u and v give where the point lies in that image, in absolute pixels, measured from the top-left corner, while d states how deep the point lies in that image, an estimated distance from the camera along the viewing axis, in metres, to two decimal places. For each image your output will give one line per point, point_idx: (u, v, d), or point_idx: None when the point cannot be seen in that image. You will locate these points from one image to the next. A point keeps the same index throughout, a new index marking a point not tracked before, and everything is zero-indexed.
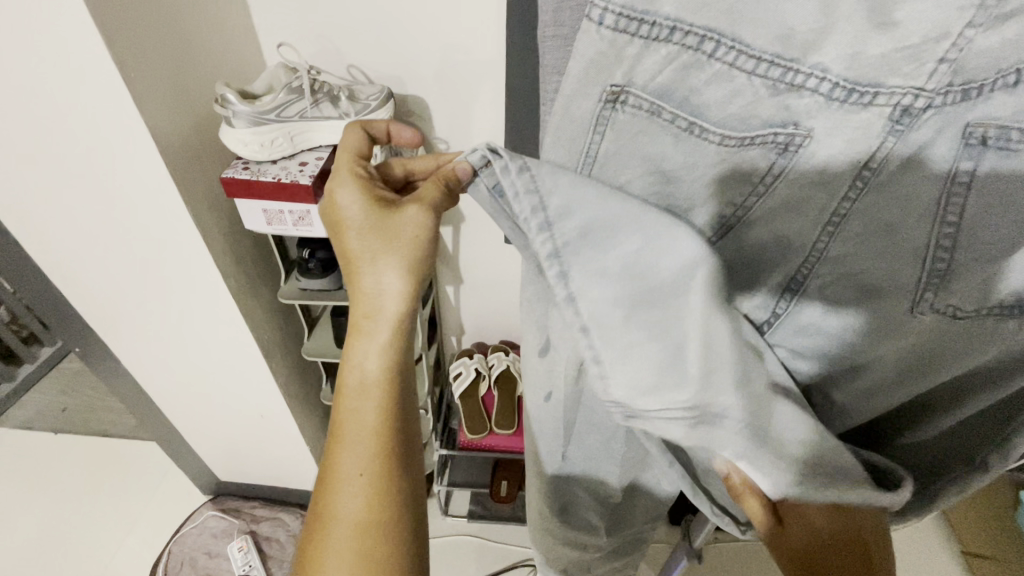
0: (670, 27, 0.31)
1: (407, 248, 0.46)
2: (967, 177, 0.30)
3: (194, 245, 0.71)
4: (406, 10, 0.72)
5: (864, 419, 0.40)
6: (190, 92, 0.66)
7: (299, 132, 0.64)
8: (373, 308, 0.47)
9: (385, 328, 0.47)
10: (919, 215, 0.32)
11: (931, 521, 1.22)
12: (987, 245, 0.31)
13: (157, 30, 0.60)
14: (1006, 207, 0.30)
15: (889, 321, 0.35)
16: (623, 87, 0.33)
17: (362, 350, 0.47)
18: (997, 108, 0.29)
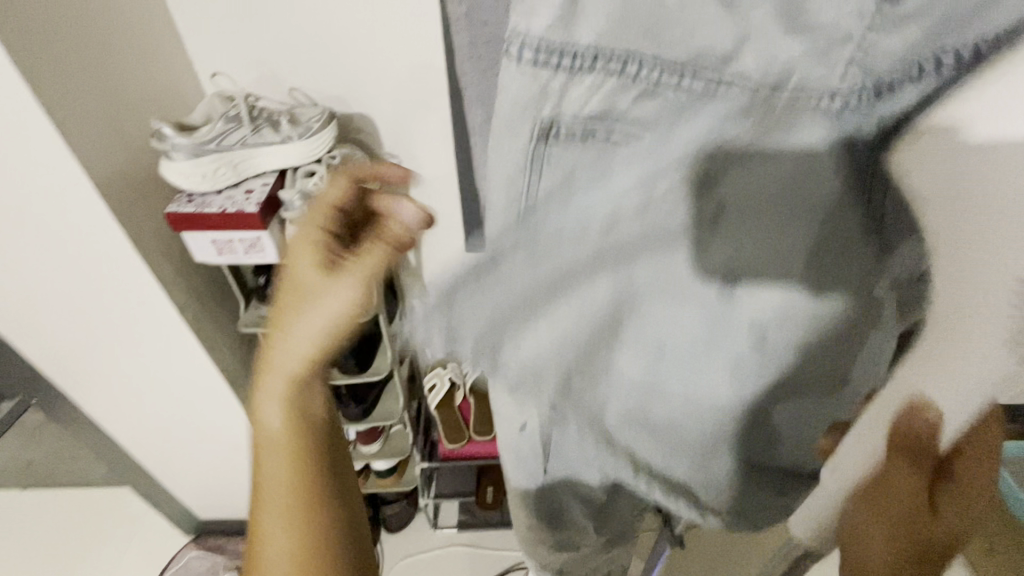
0: (592, 55, 0.25)
1: (332, 314, 0.44)
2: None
3: (145, 282, 0.70)
4: (342, 33, 0.73)
5: None
6: (125, 128, 0.65)
7: (241, 160, 0.63)
8: (282, 366, 0.46)
9: (298, 387, 0.47)
10: None
11: None
12: None
13: (84, 68, 0.59)
14: None
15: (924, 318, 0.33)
16: (554, 120, 0.27)
17: (270, 406, 0.47)
18: None
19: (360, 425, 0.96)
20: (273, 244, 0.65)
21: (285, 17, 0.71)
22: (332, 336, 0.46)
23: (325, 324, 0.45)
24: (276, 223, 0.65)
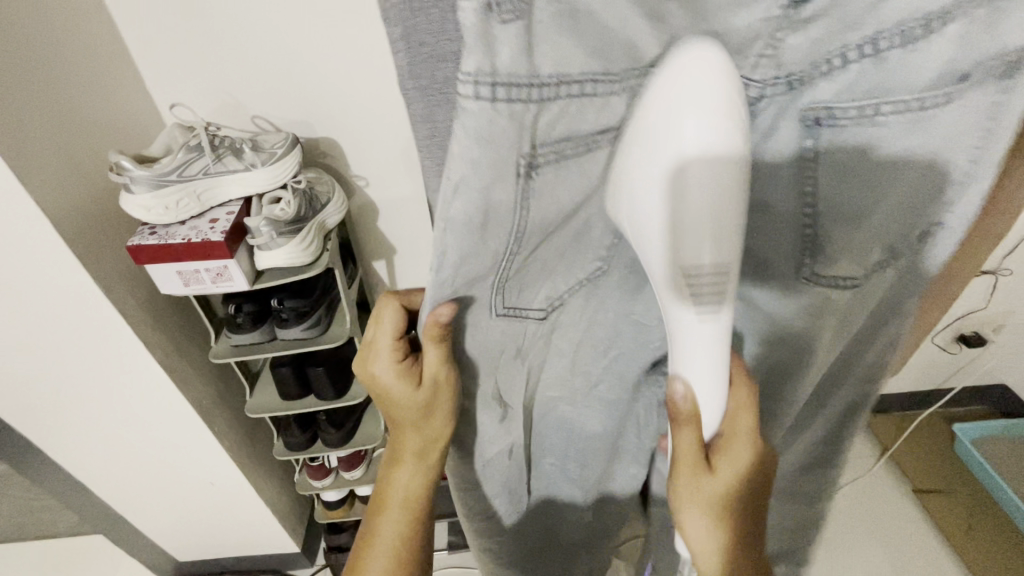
0: (554, 83, 0.30)
1: (428, 432, 0.50)
2: (813, 150, 0.39)
3: (109, 319, 0.68)
4: (301, 59, 0.73)
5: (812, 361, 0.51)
6: (83, 164, 0.64)
7: (205, 189, 0.63)
8: (399, 485, 0.54)
9: (411, 495, 0.54)
10: (783, 194, 0.41)
11: (885, 467, 1.29)
12: (838, 208, 0.40)
13: (39, 105, 0.58)
14: (841, 173, 0.39)
15: (774, 263, 0.45)
16: (530, 154, 0.32)
17: (387, 523, 0.54)
18: (820, 95, 0.37)
19: (342, 450, 0.95)
20: (241, 271, 0.64)
21: (241, 44, 0.72)
22: (432, 449, 0.52)
23: (427, 440, 0.51)
24: (244, 251, 0.65)
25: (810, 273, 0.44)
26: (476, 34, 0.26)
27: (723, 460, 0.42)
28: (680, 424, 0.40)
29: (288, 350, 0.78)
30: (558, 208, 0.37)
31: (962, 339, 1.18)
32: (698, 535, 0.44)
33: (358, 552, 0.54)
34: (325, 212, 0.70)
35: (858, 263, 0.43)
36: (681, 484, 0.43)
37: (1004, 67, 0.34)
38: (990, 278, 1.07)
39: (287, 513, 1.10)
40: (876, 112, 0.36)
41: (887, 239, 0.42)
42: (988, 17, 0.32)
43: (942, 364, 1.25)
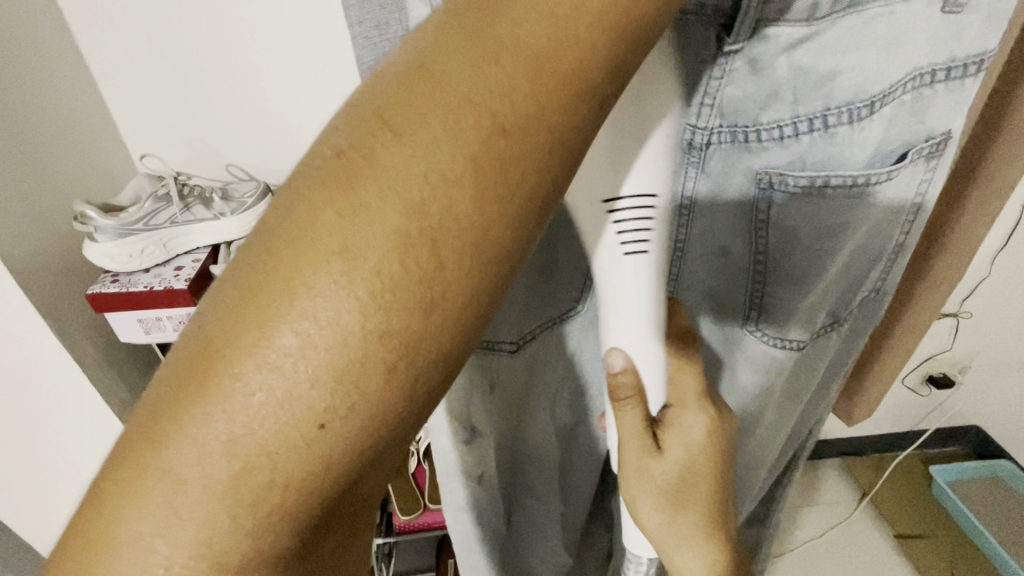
0: None
1: (463, 169, 0.16)
2: (766, 211, 0.39)
3: (64, 373, 0.66)
4: (281, 110, 0.75)
5: (774, 415, 0.53)
6: (47, 212, 0.64)
7: (171, 238, 0.63)
8: (259, 388, 0.15)
9: (297, 445, 0.15)
10: (740, 245, 0.41)
11: (864, 510, 1.28)
12: (797, 272, 0.42)
13: (7, 155, 0.59)
14: (794, 238, 0.40)
15: (731, 309, 0.45)
16: None
17: (165, 502, 0.15)
18: (772, 159, 0.37)
19: None
20: None
21: (217, 95, 0.74)
22: (450, 276, 0.16)
23: (452, 207, 0.16)
24: None
25: (757, 328, 0.45)
26: None
27: (672, 438, 0.37)
28: (621, 398, 0.34)
29: None
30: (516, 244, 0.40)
31: (931, 380, 1.20)
32: (659, 528, 0.38)
33: (68, 554, 0.16)
34: None
35: (813, 322, 0.45)
36: (627, 463, 0.37)
37: (932, 148, 0.38)
38: (953, 319, 1.10)
39: None
40: (824, 186, 0.37)
41: (833, 302, 0.45)
42: (914, 103, 0.36)
43: (915, 405, 1.26)
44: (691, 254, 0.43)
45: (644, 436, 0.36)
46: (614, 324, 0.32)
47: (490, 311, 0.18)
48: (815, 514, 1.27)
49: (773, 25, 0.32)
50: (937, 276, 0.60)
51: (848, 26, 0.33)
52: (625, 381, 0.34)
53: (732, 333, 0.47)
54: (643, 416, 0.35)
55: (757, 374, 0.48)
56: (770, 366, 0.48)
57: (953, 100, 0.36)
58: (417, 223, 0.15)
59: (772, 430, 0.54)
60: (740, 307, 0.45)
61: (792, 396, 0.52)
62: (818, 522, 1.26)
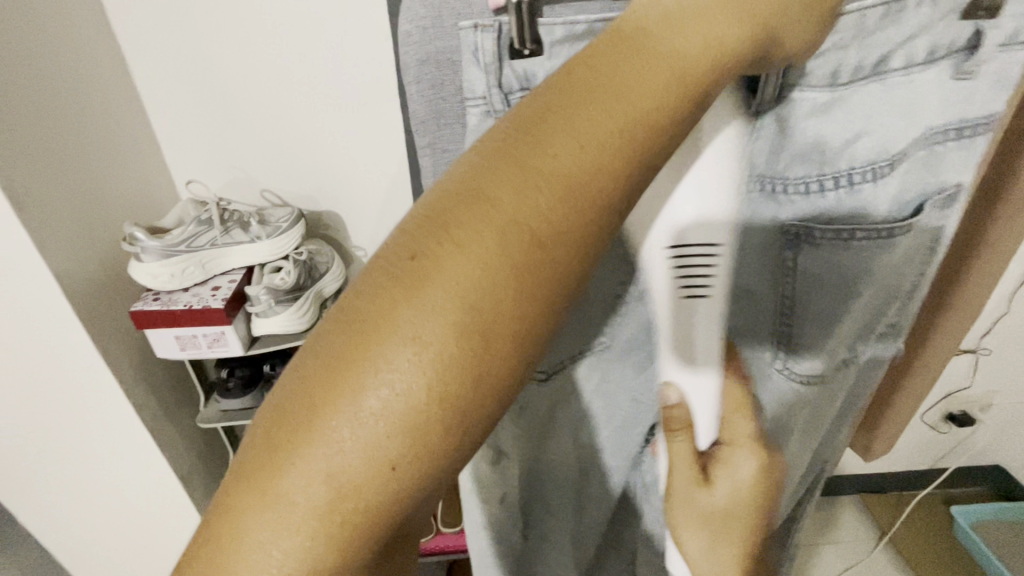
0: None
1: (516, 255, 0.18)
2: (793, 259, 0.41)
3: (105, 385, 0.69)
4: (317, 141, 0.80)
5: (790, 455, 0.53)
6: (99, 234, 0.68)
7: (210, 259, 0.67)
8: (346, 438, 0.17)
9: (372, 486, 0.17)
10: (765, 285, 0.43)
11: (882, 550, 1.25)
12: (819, 315, 0.43)
13: (65, 181, 0.63)
14: (818, 284, 0.42)
15: (753, 348, 0.47)
16: None
17: (260, 533, 0.17)
18: (796, 209, 0.39)
19: None
20: (237, 337, 0.66)
21: (258, 127, 0.78)
22: (502, 345, 0.19)
23: (504, 287, 0.18)
24: (241, 316, 0.67)
25: (784, 365, 0.46)
26: (473, 126, 0.36)
27: (722, 474, 0.39)
28: (675, 430, 0.38)
29: None
30: None
31: (950, 418, 1.19)
32: (698, 552, 0.40)
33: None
34: (323, 281, 0.73)
35: (833, 361, 0.47)
36: (676, 492, 0.39)
37: (943, 200, 0.40)
38: (972, 356, 1.09)
39: None
40: (850, 237, 0.40)
41: (851, 342, 0.47)
42: (925, 159, 0.39)
43: (934, 444, 1.24)
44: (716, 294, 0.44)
45: (694, 470, 0.38)
46: (674, 363, 0.36)
47: (529, 368, 0.20)
48: (832, 552, 1.25)
49: (796, 91, 0.35)
50: (951, 315, 0.61)
51: (866, 93, 0.35)
52: (682, 416, 0.37)
53: (753, 371, 0.48)
54: (695, 451, 0.38)
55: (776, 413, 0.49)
56: (792, 405, 0.48)
57: (964, 156, 0.39)
58: (474, 304, 0.18)
59: (785, 468, 0.55)
60: (761, 345, 0.46)
61: (807, 435, 0.53)
62: (835, 560, 1.24)
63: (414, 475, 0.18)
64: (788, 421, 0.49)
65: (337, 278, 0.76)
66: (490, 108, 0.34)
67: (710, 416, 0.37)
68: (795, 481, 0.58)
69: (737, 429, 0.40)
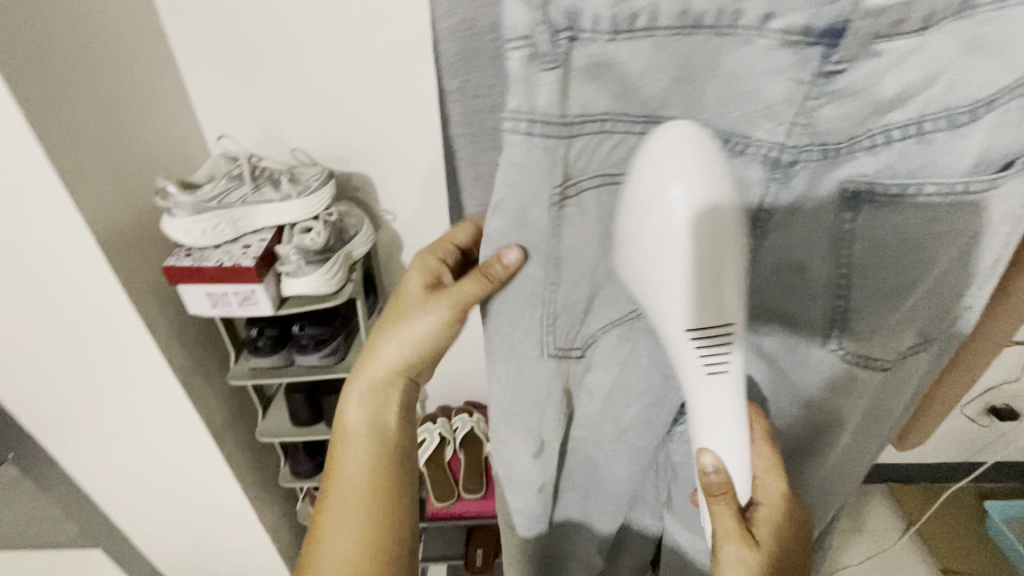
0: (581, 122, 0.34)
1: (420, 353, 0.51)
2: (851, 220, 0.38)
3: (140, 338, 0.71)
4: (343, 97, 0.77)
5: (842, 443, 0.50)
6: (132, 187, 0.68)
7: (242, 217, 0.66)
8: (362, 423, 0.51)
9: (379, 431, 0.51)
10: (820, 255, 0.40)
11: (908, 541, 1.22)
12: (877, 285, 0.40)
13: (97, 131, 0.62)
14: (879, 250, 0.39)
15: (803, 325, 0.44)
16: (561, 185, 0.36)
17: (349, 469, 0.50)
18: (860, 168, 0.37)
19: None
20: (267, 296, 0.66)
21: (286, 81, 0.76)
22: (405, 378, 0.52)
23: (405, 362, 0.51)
24: (271, 276, 0.67)
25: (839, 346, 0.43)
26: (520, 76, 0.31)
27: (762, 528, 0.44)
28: (716, 497, 0.41)
29: (304, 377, 0.78)
30: (588, 235, 0.40)
31: (993, 411, 1.14)
32: None
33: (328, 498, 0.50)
34: (353, 244, 0.72)
35: (897, 341, 0.43)
36: (725, 550, 0.43)
37: None
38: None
39: (282, 540, 1.08)
40: (917, 194, 0.36)
41: (921, 322, 0.42)
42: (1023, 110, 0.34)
43: (972, 436, 1.19)
44: (767, 265, 0.42)
45: (734, 523, 0.42)
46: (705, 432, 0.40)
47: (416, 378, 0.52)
48: (856, 540, 1.22)
49: (883, 41, 0.32)
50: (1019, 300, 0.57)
51: (956, 34, 0.32)
52: (718, 480, 0.40)
53: (795, 347, 0.46)
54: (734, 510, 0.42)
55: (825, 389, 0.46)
56: (848, 387, 0.45)
57: None
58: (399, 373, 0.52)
59: (838, 456, 0.52)
60: (811, 320, 0.43)
61: (867, 426, 0.49)
62: (860, 549, 1.21)
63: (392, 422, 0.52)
64: (845, 400, 0.46)
65: (366, 237, 0.75)
66: (536, 50, 0.31)
67: (739, 477, 0.41)
68: (845, 475, 0.54)
69: (765, 484, 0.45)
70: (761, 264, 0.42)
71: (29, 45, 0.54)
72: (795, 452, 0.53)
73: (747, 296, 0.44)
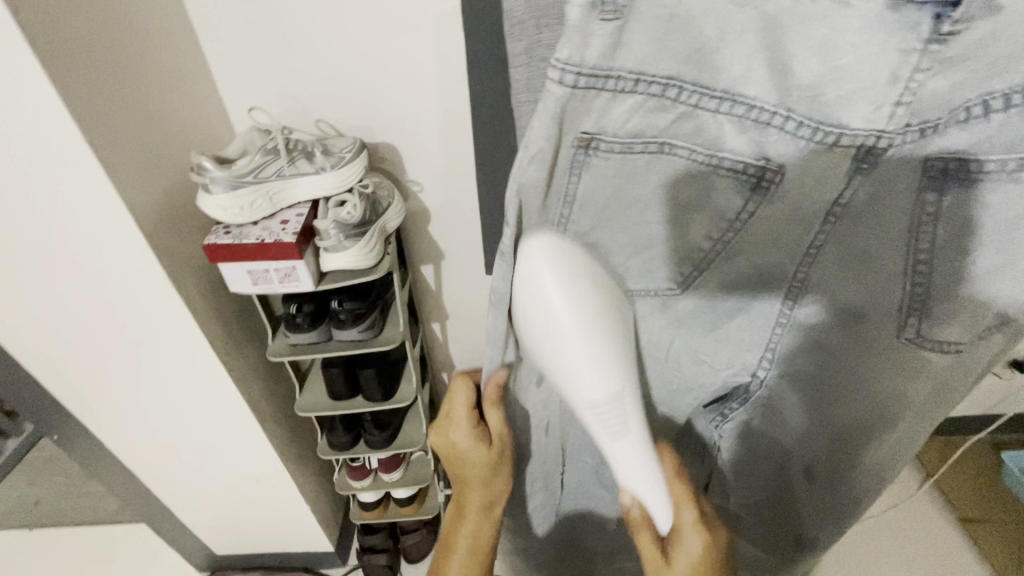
0: (635, 79, 0.34)
1: (496, 489, 0.58)
2: (935, 205, 0.37)
3: (181, 317, 0.71)
4: (368, 63, 0.74)
5: (902, 430, 0.47)
6: (164, 164, 0.66)
7: (277, 190, 0.64)
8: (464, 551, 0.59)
9: (476, 552, 0.60)
10: (891, 243, 0.40)
11: (926, 492, 1.25)
12: (956, 271, 0.38)
13: (127, 106, 0.61)
14: (963, 234, 0.36)
15: (869, 313, 0.43)
16: (593, 135, 0.36)
17: None
18: (950, 144, 0.34)
19: (384, 452, 0.96)
20: (307, 272, 0.65)
21: (309, 49, 0.73)
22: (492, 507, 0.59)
23: (490, 501, 0.58)
24: (310, 251, 0.66)
25: (915, 334, 0.41)
26: (579, 28, 0.31)
27: (680, 556, 0.46)
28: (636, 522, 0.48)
29: (341, 352, 0.78)
30: (617, 196, 0.40)
31: (1016, 364, 1.14)
32: None
33: None
34: (387, 216, 0.71)
35: (969, 328, 0.39)
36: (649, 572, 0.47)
37: None
38: None
39: (320, 509, 1.11)
40: (1015, 170, 0.33)
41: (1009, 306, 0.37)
42: None
43: (994, 388, 1.21)
44: (840, 256, 0.43)
45: (653, 548, 0.47)
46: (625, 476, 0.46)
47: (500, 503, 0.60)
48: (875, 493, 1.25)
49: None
50: None
51: None
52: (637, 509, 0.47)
53: (855, 330, 0.45)
54: (653, 533, 0.47)
55: (889, 367, 0.44)
56: (914, 364, 0.43)
57: None
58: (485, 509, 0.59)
59: (900, 444, 0.48)
60: (873, 300, 0.43)
61: (926, 415, 0.45)
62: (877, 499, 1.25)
63: (485, 540, 0.60)
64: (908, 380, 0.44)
65: (396, 213, 0.73)
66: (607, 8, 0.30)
67: (652, 493, 0.46)
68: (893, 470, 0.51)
69: (682, 515, 0.47)
70: (829, 258, 0.43)
71: (56, 15, 0.51)
72: (853, 441, 0.50)
73: (810, 283, 0.45)
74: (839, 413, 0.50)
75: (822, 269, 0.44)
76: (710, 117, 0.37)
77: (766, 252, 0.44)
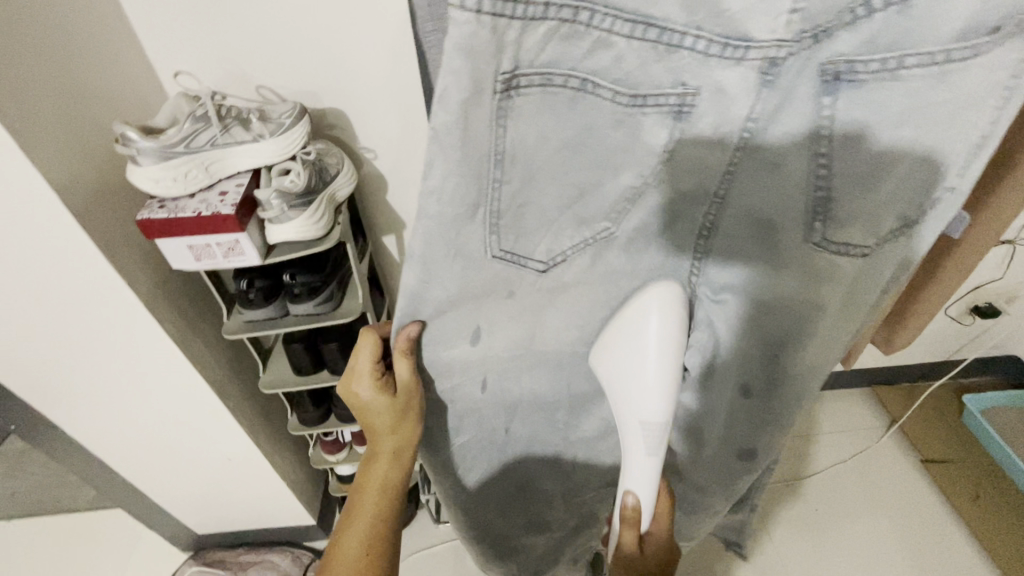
0: (544, 4, 0.32)
1: (402, 438, 0.58)
2: (831, 105, 0.38)
3: (125, 299, 0.68)
4: (301, 17, 0.70)
5: (819, 335, 0.50)
6: (88, 136, 0.62)
7: (212, 161, 0.61)
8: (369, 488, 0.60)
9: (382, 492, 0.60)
10: (796, 154, 0.41)
11: (892, 437, 1.29)
12: (853, 173, 0.40)
13: (42, 74, 0.56)
14: (857, 135, 0.38)
15: (780, 226, 0.45)
16: (512, 73, 0.35)
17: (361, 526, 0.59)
18: (841, 48, 0.36)
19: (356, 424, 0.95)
20: (253, 245, 0.63)
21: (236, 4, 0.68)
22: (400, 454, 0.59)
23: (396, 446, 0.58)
24: (254, 224, 0.64)
25: (821, 237, 0.43)
26: None
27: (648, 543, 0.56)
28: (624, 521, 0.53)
29: (300, 326, 0.77)
30: (544, 140, 0.39)
31: (976, 309, 1.17)
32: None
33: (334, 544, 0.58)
34: (336, 183, 0.68)
35: (862, 227, 0.43)
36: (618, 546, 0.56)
37: None
38: (1008, 247, 1.05)
39: (298, 484, 1.11)
40: (898, 67, 0.35)
41: (898, 204, 0.41)
42: None
43: (955, 333, 1.23)
44: (757, 173, 0.43)
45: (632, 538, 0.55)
46: (631, 478, 0.52)
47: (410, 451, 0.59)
48: (844, 440, 1.29)
49: None
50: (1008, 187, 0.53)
51: None
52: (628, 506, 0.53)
53: (771, 244, 0.47)
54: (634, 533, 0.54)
55: (801, 273, 0.46)
56: (827, 262, 0.45)
57: None
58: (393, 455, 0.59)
59: (817, 351, 0.51)
60: (783, 212, 0.44)
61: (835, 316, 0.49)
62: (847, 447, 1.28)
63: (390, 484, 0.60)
64: (816, 282, 0.46)
65: (345, 184, 0.70)
66: None
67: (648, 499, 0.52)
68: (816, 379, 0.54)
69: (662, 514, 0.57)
70: (744, 179, 0.44)
71: None
72: (777, 355, 0.52)
73: (728, 201, 0.45)
74: (761, 327, 0.51)
75: (740, 193, 0.45)
76: (620, 40, 0.35)
77: (690, 176, 0.43)
